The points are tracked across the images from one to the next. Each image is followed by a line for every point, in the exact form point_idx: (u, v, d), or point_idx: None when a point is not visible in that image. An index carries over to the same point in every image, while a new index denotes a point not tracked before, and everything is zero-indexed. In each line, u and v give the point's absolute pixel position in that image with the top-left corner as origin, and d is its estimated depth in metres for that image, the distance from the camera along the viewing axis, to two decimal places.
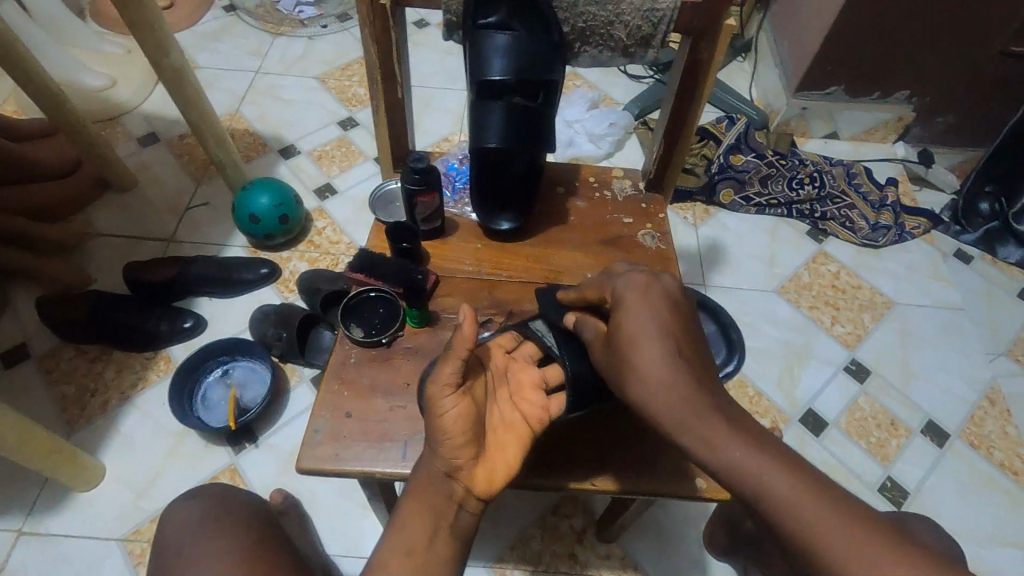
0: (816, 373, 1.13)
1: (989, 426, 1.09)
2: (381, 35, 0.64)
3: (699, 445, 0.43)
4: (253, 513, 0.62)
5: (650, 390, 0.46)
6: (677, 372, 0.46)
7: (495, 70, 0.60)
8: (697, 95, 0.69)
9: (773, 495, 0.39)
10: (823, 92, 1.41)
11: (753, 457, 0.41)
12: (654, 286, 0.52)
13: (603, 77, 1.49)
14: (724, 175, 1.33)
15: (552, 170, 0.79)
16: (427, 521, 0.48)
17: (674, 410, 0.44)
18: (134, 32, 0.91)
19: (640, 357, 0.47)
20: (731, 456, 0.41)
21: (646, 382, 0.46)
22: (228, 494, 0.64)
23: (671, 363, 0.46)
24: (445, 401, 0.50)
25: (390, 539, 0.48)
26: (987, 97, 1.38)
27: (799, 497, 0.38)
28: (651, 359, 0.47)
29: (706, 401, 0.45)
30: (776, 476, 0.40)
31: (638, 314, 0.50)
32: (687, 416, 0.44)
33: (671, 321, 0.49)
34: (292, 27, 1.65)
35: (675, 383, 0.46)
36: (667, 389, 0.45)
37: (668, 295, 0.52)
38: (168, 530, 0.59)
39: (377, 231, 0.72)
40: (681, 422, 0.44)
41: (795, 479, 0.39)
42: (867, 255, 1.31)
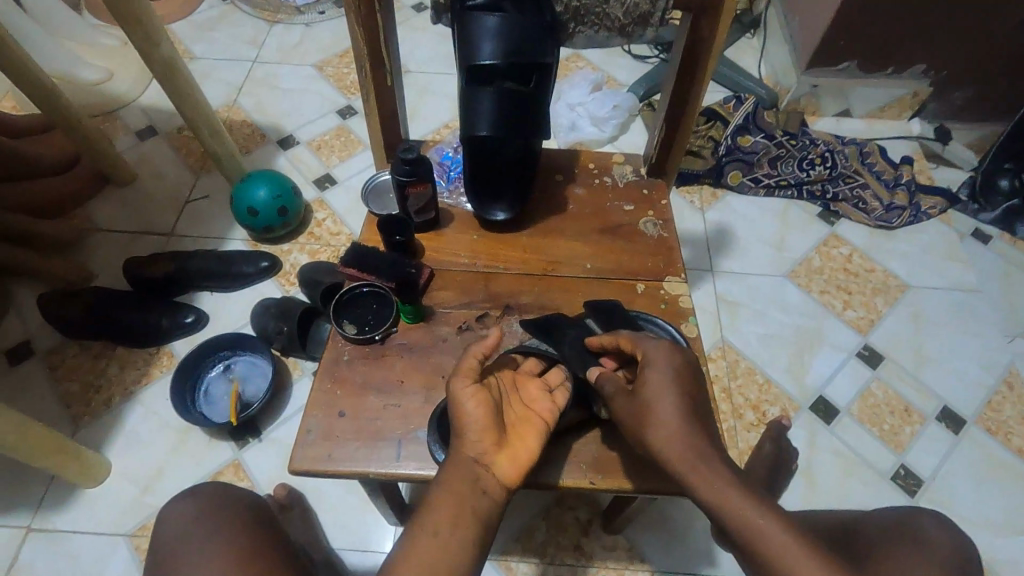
0: (827, 359, 1.10)
1: (1007, 411, 1.06)
2: (367, 20, 0.61)
3: (705, 488, 0.46)
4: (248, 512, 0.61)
5: (665, 438, 0.48)
6: (694, 428, 0.48)
7: (485, 54, 0.57)
8: (698, 75, 0.67)
9: (766, 543, 0.44)
10: (834, 68, 1.36)
11: (748, 502, 0.45)
12: (680, 351, 0.53)
13: (607, 58, 1.45)
14: (731, 157, 1.29)
15: (549, 157, 0.77)
16: (462, 513, 0.46)
17: (684, 454, 0.47)
18: (122, 23, 0.89)
19: (658, 405, 0.49)
20: (733, 501, 0.45)
21: (662, 428, 0.48)
22: (224, 493, 0.63)
23: (688, 414, 0.49)
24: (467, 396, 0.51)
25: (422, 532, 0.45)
26: (1008, 69, 1.33)
27: (785, 542, 0.44)
28: (669, 410, 0.49)
29: (717, 451, 0.48)
30: (769, 524, 0.44)
31: (659, 366, 0.51)
32: (697, 463, 0.46)
33: (690, 379, 0.51)
34: (288, 13, 1.62)
35: (675, 411, 0.48)
36: (682, 436, 0.48)
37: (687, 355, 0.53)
38: (162, 530, 0.59)
39: (370, 224, 0.70)
40: (691, 466, 0.47)
41: (785, 528, 0.45)
42: (881, 237, 1.27)
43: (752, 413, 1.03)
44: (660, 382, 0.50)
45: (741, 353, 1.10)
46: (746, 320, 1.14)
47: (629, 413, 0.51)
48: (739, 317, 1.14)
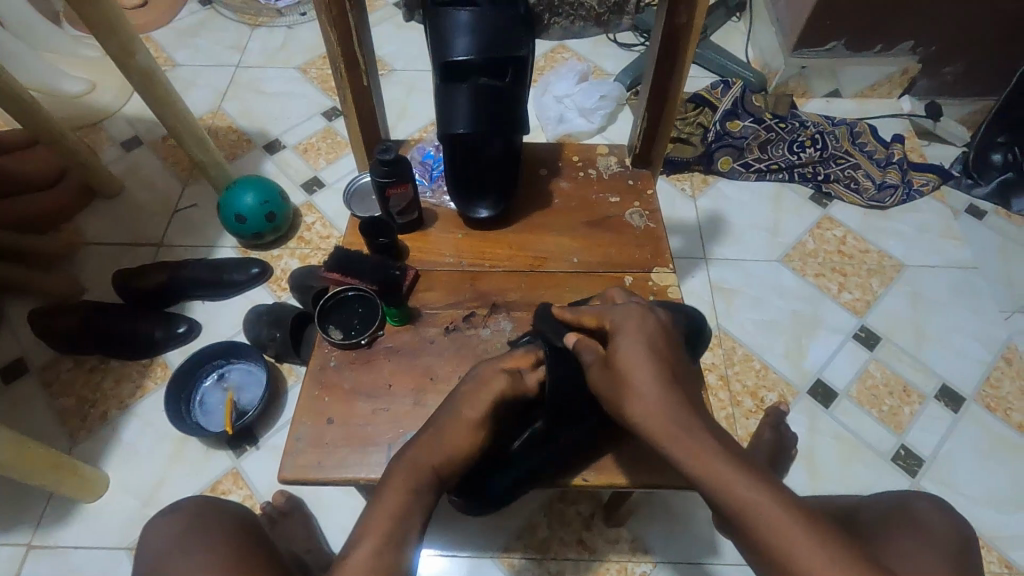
0: (824, 343, 1.10)
1: (1006, 386, 1.06)
2: (338, 19, 0.60)
3: (695, 462, 0.45)
4: (241, 522, 0.61)
5: (645, 413, 0.48)
6: (673, 402, 0.48)
7: (460, 51, 0.56)
8: (678, 63, 0.66)
9: (756, 511, 0.43)
10: (821, 48, 1.35)
11: (737, 474, 0.44)
12: (650, 317, 0.54)
13: (593, 47, 1.44)
14: (721, 143, 1.28)
15: (533, 151, 0.76)
16: (412, 507, 0.48)
17: (668, 429, 0.47)
18: (98, 34, 0.88)
19: (637, 379, 0.49)
20: (720, 473, 0.44)
21: (642, 404, 0.49)
22: (216, 505, 0.63)
23: (666, 385, 0.49)
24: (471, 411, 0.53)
25: (374, 513, 0.47)
26: (997, 41, 1.31)
27: (776, 513, 0.42)
28: (648, 384, 0.49)
29: (698, 419, 0.48)
30: (760, 495, 0.43)
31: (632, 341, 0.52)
32: (681, 436, 0.47)
33: (663, 347, 0.52)
34: (270, 16, 1.60)
35: (656, 385, 0.49)
36: (663, 412, 0.48)
37: (659, 325, 0.54)
38: (153, 545, 0.59)
39: (353, 226, 0.70)
40: (674, 438, 0.47)
41: (778, 500, 0.43)
42: (875, 217, 1.26)
43: (750, 400, 1.03)
44: (635, 356, 0.51)
45: (737, 340, 1.09)
46: (741, 306, 1.13)
47: (610, 392, 0.51)
48: (734, 304, 1.14)
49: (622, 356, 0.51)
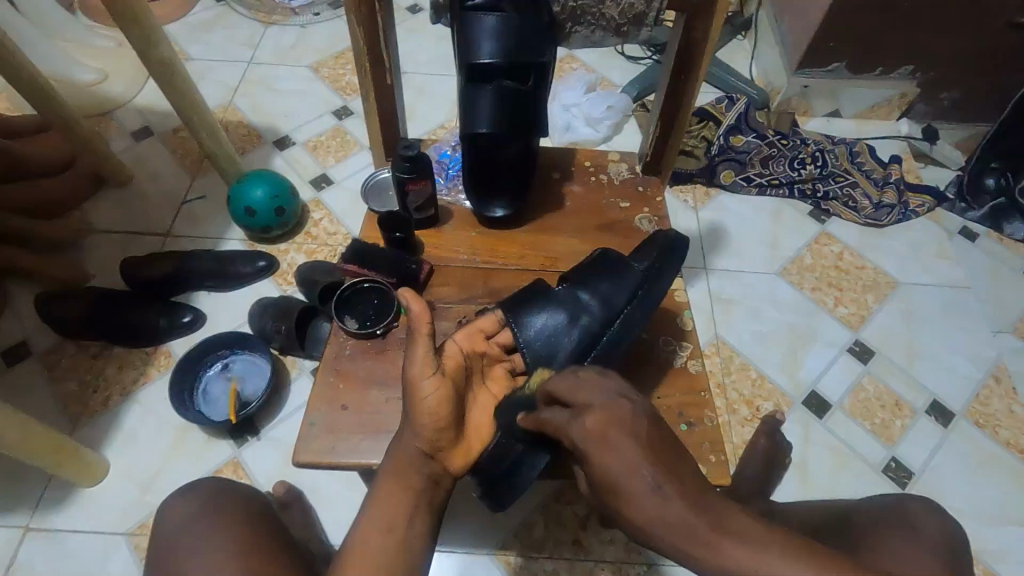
0: (819, 355, 1.12)
1: (996, 405, 1.08)
2: (367, 19, 0.62)
3: (710, 563, 0.40)
4: (250, 505, 0.62)
5: (646, 520, 0.42)
6: (665, 501, 0.41)
7: (484, 54, 0.58)
8: (692, 76, 0.68)
9: None
10: (824, 69, 1.38)
11: (761, 555, 0.39)
12: (614, 424, 0.45)
13: (601, 59, 1.47)
14: (724, 156, 1.31)
15: (546, 155, 0.78)
16: (405, 501, 0.49)
17: (674, 540, 0.41)
18: (121, 24, 0.89)
19: (625, 487, 0.43)
20: (744, 563, 0.39)
21: (637, 517, 0.42)
22: (224, 490, 0.64)
23: (652, 494, 0.42)
24: (426, 384, 0.51)
25: (369, 515, 0.49)
26: (992, 71, 1.35)
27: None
28: (635, 497, 0.43)
29: (696, 513, 0.41)
30: (789, 574, 0.38)
31: (608, 451, 0.45)
32: (686, 542, 0.41)
33: (647, 446, 0.44)
34: (283, 15, 1.62)
35: (646, 494, 0.42)
36: (671, 528, 0.41)
37: (628, 426, 0.45)
38: (168, 524, 0.60)
39: (370, 221, 0.72)
40: (682, 549, 0.41)
41: (804, 571, 0.38)
42: (871, 235, 1.29)
43: (747, 408, 1.05)
44: (612, 472, 0.44)
45: (735, 350, 1.11)
46: (739, 316, 1.16)
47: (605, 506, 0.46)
48: (732, 314, 1.16)
49: (604, 476, 0.44)
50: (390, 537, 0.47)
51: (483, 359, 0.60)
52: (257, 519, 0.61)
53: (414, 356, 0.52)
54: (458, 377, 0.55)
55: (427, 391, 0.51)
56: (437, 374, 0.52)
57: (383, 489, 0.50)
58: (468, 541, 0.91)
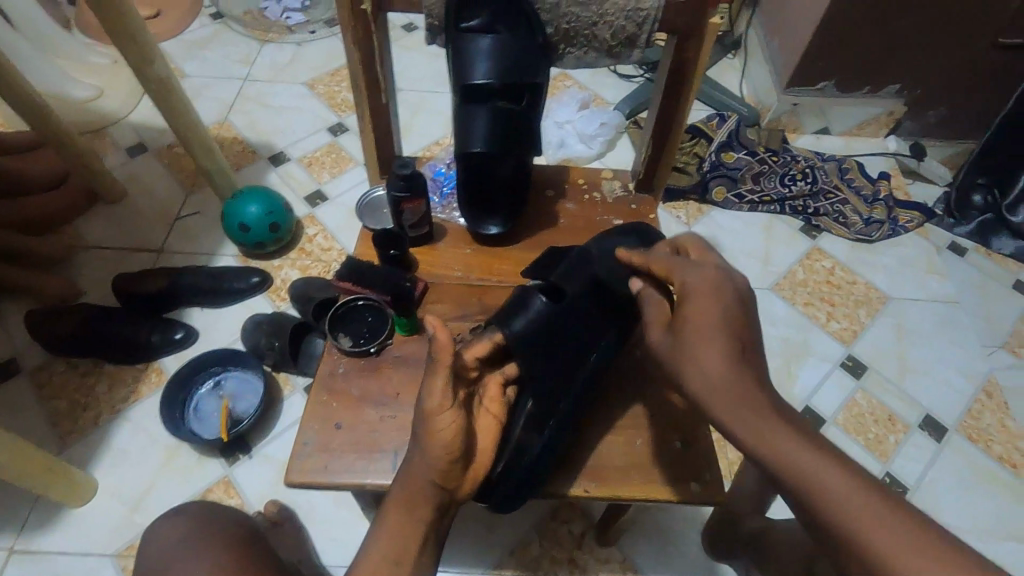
0: (813, 369, 1.12)
1: (987, 419, 1.09)
2: (363, 40, 0.63)
3: (754, 438, 0.45)
4: (240, 529, 0.61)
5: (704, 389, 0.47)
6: (739, 370, 0.47)
7: (478, 74, 0.59)
8: (683, 95, 0.69)
9: (822, 487, 0.42)
10: (813, 88, 1.41)
11: (804, 451, 0.43)
12: (728, 286, 0.51)
13: (594, 77, 1.49)
14: (716, 173, 1.32)
15: (540, 173, 0.78)
16: (413, 534, 0.49)
17: (727, 407, 0.46)
18: (117, 42, 0.90)
19: (705, 351, 0.48)
20: (784, 450, 0.44)
21: (701, 375, 0.48)
22: (215, 513, 0.63)
23: (730, 366, 0.47)
24: (444, 418, 0.49)
25: (375, 547, 0.49)
26: (977, 90, 1.38)
27: (839, 484, 0.42)
28: (712, 359, 0.47)
29: (762, 393, 0.46)
30: (819, 471, 0.42)
31: (704, 304, 0.50)
32: (737, 417, 0.46)
33: (738, 323, 0.49)
34: (279, 33, 1.64)
35: (722, 358, 0.47)
36: (727, 396, 0.46)
37: (723, 314, 0.49)
38: (157, 549, 0.59)
39: (364, 238, 0.71)
40: (731, 416, 0.46)
41: (848, 481, 0.42)
42: (862, 250, 1.30)
43: None
44: (705, 322, 0.49)
45: None
46: None
47: (670, 349, 0.51)
48: None
49: (690, 322, 0.50)
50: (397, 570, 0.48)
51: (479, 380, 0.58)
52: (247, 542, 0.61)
53: (433, 387, 0.50)
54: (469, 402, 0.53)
55: (443, 424, 0.49)
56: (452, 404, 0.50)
57: (389, 523, 0.50)
58: (462, 560, 0.90)
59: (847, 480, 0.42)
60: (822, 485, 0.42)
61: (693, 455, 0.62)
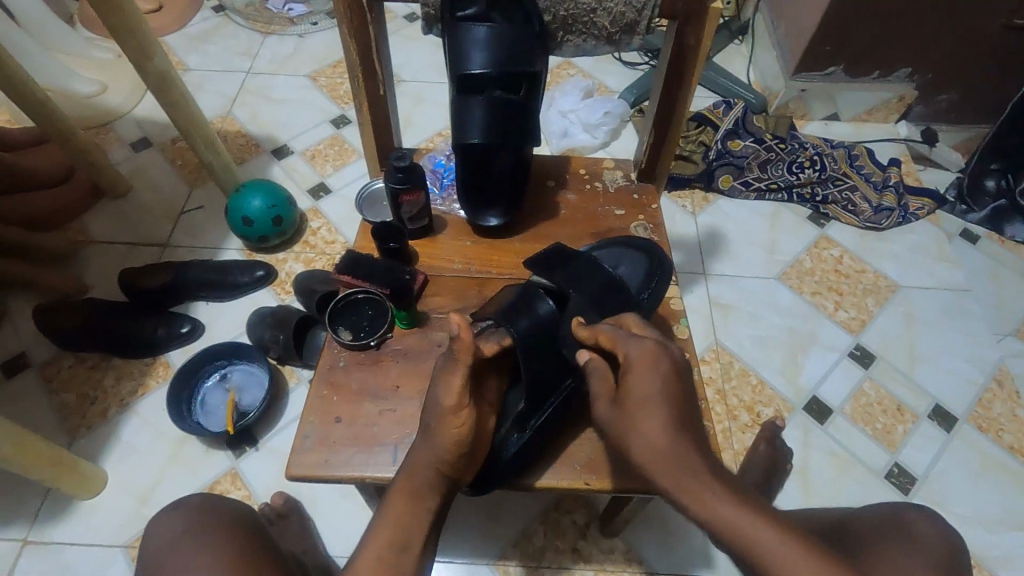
0: (819, 359, 1.11)
1: (998, 408, 1.07)
2: (359, 31, 0.62)
3: (698, 507, 0.44)
4: (237, 521, 0.62)
5: (648, 455, 0.46)
6: (679, 442, 0.46)
7: (475, 64, 0.58)
8: (686, 81, 0.67)
9: (761, 551, 0.41)
10: (821, 73, 1.38)
11: (749, 521, 0.42)
12: (665, 356, 0.50)
13: (599, 65, 1.47)
14: (722, 161, 1.31)
15: (541, 164, 0.78)
16: (421, 521, 0.49)
17: (668, 472, 0.45)
18: (116, 36, 0.89)
19: (645, 421, 0.47)
20: (733, 520, 0.43)
21: (643, 443, 0.47)
22: (212, 504, 0.63)
23: (672, 430, 0.46)
24: (460, 416, 0.50)
25: (379, 532, 0.49)
26: (991, 73, 1.35)
27: (782, 550, 0.41)
28: (652, 425, 0.47)
29: (703, 460, 0.45)
30: (761, 537, 0.42)
31: (645, 375, 0.49)
32: (679, 485, 0.45)
33: (676, 391, 0.49)
34: (281, 25, 1.63)
35: (661, 427, 0.46)
36: (670, 462, 0.45)
37: (663, 385, 0.49)
38: (154, 541, 0.60)
39: (364, 231, 0.71)
40: (673, 481, 0.45)
41: (795, 548, 0.41)
42: (871, 238, 1.28)
43: (747, 414, 1.04)
44: (648, 393, 0.48)
45: (734, 355, 1.11)
46: (739, 322, 1.15)
47: (614, 423, 0.49)
48: (732, 319, 1.15)
49: (632, 393, 0.49)
50: (404, 554, 0.47)
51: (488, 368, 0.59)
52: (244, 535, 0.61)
53: (450, 386, 0.50)
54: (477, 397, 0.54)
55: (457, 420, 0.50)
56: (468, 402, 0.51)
57: (395, 503, 0.50)
58: (466, 551, 0.90)
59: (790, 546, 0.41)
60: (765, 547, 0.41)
61: None
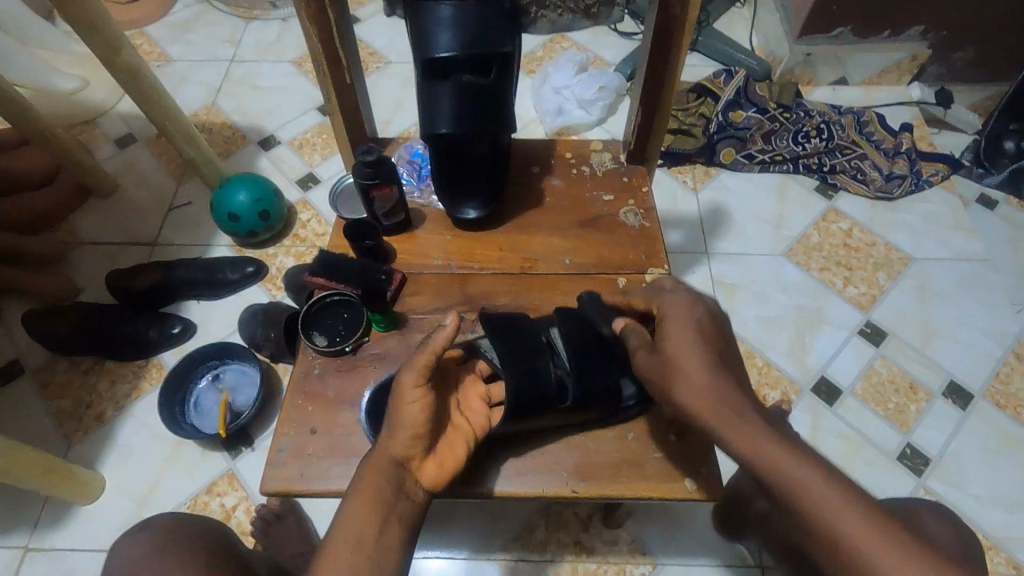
0: (829, 339, 1.07)
1: (1017, 383, 1.03)
2: (318, 16, 0.58)
3: (745, 446, 0.44)
4: (204, 542, 0.60)
5: (690, 392, 0.47)
6: (721, 382, 0.47)
7: (441, 46, 0.54)
8: (672, 54, 0.63)
9: (799, 486, 0.42)
10: (827, 35, 1.31)
11: (798, 460, 0.43)
12: (701, 304, 0.53)
13: (593, 37, 1.41)
14: (724, 134, 1.25)
15: (525, 148, 0.74)
16: (375, 521, 0.46)
17: (712, 410, 0.45)
18: (80, 30, 0.86)
19: (684, 359, 0.48)
20: (772, 456, 0.43)
21: (688, 385, 0.47)
22: (180, 523, 0.62)
23: (712, 368, 0.47)
24: (412, 393, 0.50)
25: (340, 533, 0.46)
26: (1011, 26, 1.27)
27: (827, 494, 0.41)
28: (693, 364, 0.48)
29: (744, 400, 0.46)
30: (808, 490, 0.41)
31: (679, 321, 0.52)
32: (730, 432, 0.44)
33: (714, 337, 0.51)
34: (264, 10, 1.58)
35: (704, 364, 0.48)
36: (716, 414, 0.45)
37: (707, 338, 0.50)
38: (119, 563, 0.58)
39: (338, 228, 0.68)
40: (720, 420, 0.45)
41: (830, 483, 0.41)
42: (882, 209, 1.23)
43: None
44: (686, 336, 0.50)
45: (739, 337, 1.07)
46: (744, 302, 1.11)
47: (653, 373, 0.50)
48: (736, 300, 1.11)
49: (668, 339, 0.51)
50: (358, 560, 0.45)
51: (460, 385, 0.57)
52: (212, 555, 0.59)
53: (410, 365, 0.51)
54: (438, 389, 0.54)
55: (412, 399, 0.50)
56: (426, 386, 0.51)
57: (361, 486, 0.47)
58: (467, 546, 0.89)
59: (829, 485, 0.41)
60: (807, 485, 0.41)
61: (688, 447, 0.59)
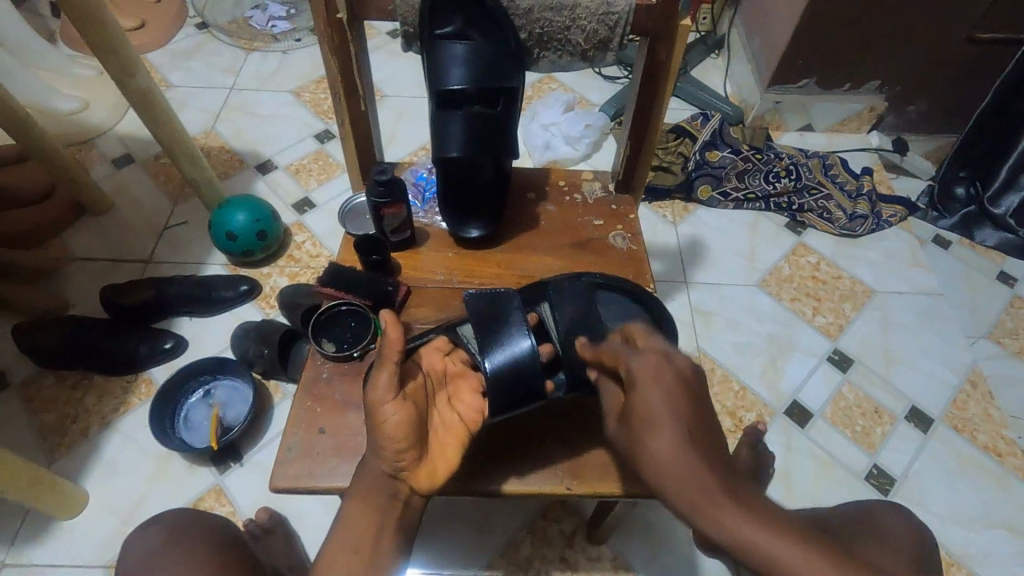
0: (799, 364, 1.13)
1: (972, 409, 1.10)
2: (340, 48, 0.63)
3: (725, 533, 0.42)
4: (215, 536, 0.62)
5: (663, 482, 0.45)
6: (691, 457, 0.44)
7: (454, 79, 0.60)
8: (660, 95, 0.70)
9: (782, 565, 0.40)
10: (794, 85, 1.42)
11: (781, 544, 0.41)
12: (668, 369, 0.48)
13: (580, 80, 1.51)
14: (701, 171, 1.34)
15: (522, 176, 0.79)
16: (372, 522, 0.51)
17: (686, 495, 0.43)
18: (98, 54, 0.90)
19: (653, 445, 0.45)
20: (753, 540, 0.41)
21: (658, 469, 0.45)
22: (192, 519, 0.64)
23: (681, 451, 0.44)
24: (387, 408, 0.49)
25: (336, 536, 0.51)
26: (958, 83, 1.40)
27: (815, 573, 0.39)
28: (663, 445, 0.45)
29: (714, 474, 0.44)
30: (790, 554, 0.40)
31: (649, 391, 0.47)
32: (691, 494, 0.43)
33: (683, 403, 0.47)
34: (265, 42, 1.64)
35: (673, 442, 0.45)
36: (675, 477, 0.44)
37: (679, 377, 0.48)
38: (128, 560, 0.60)
39: (347, 243, 0.72)
40: (696, 508, 0.43)
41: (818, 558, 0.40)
42: (846, 245, 1.32)
43: (730, 420, 1.06)
44: (653, 408, 0.46)
45: (716, 362, 1.13)
46: (720, 329, 1.17)
47: (626, 442, 0.48)
48: (713, 326, 1.17)
49: (641, 411, 0.47)
50: (358, 557, 0.50)
51: (446, 376, 0.58)
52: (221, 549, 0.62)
53: (378, 379, 0.50)
54: (418, 393, 0.54)
55: (387, 414, 0.49)
56: (398, 396, 0.51)
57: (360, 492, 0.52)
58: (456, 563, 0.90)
59: (808, 556, 0.40)
60: (786, 563, 0.40)
61: None
